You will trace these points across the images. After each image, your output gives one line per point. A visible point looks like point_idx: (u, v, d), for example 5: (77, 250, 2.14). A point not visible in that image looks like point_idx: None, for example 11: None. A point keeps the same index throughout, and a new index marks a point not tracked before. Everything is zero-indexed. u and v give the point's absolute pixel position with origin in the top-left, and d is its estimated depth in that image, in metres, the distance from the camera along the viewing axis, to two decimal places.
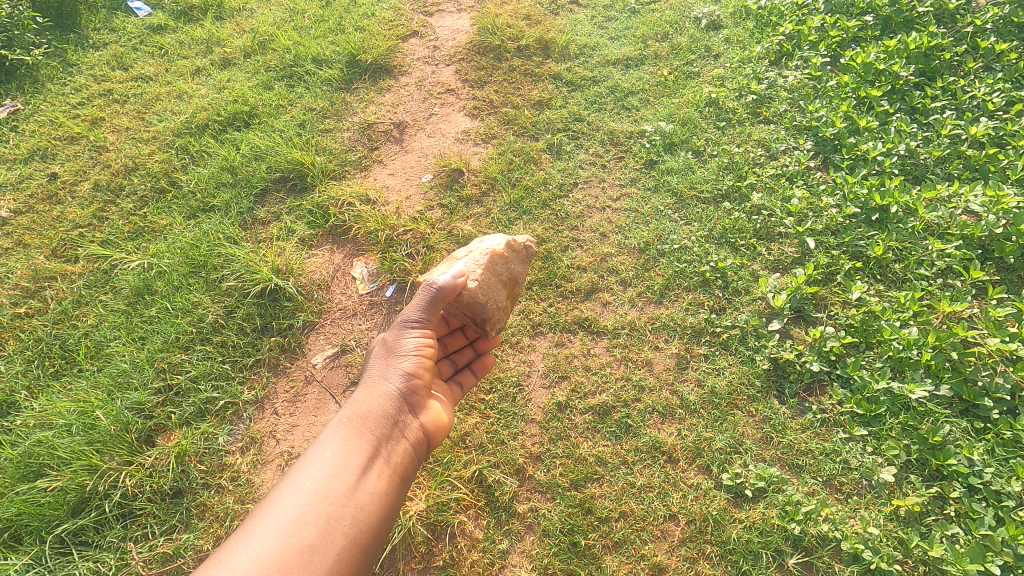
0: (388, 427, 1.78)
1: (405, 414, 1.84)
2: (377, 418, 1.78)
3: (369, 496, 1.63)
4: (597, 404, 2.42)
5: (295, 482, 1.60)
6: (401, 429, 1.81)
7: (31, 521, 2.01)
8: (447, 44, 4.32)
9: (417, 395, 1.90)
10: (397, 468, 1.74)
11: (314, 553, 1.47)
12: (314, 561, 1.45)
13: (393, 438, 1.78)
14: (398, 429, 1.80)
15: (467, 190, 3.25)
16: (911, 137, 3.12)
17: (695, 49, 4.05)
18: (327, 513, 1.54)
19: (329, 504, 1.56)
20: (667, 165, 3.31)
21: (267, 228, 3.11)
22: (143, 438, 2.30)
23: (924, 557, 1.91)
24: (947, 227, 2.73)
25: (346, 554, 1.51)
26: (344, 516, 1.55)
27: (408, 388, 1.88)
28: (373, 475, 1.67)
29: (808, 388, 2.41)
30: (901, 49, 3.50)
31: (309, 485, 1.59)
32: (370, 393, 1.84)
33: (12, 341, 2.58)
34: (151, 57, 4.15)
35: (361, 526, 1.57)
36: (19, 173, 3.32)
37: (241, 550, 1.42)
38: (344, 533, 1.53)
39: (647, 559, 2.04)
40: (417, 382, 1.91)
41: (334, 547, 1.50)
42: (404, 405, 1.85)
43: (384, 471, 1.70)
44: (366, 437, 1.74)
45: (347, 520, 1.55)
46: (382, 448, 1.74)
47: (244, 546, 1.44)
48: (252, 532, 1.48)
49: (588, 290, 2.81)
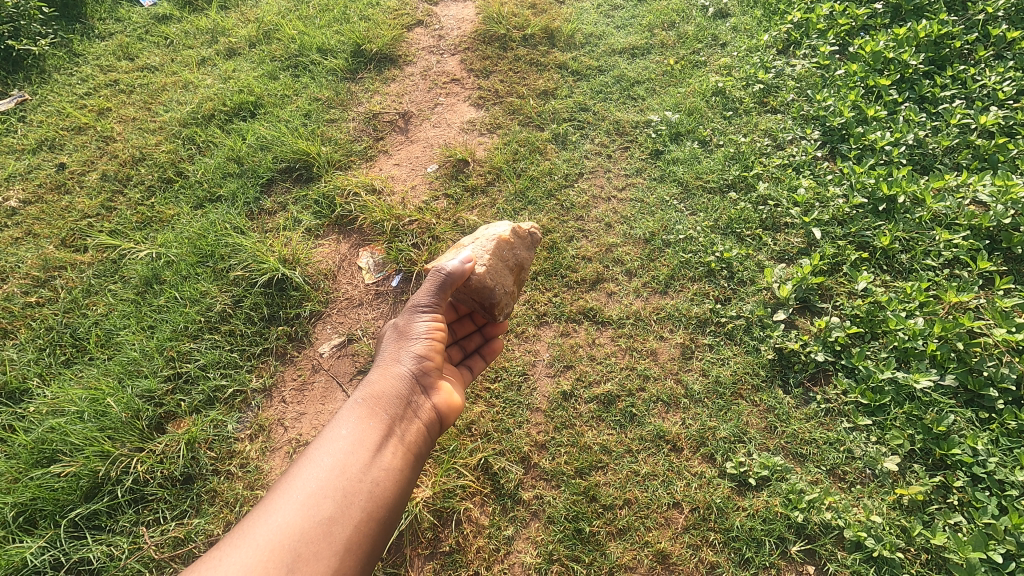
0: (401, 408, 1.80)
1: (417, 395, 1.86)
2: (391, 398, 1.80)
3: (384, 472, 1.65)
4: (601, 394, 2.44)
5: (313, 459, 1.62)
6: (414, 409, 1.83)
7: (45, 505, 2.05)
8: (453, 34, 4.30)
9: (428, 376, 1.91)
10: (411, 446, 1.76)
11: (333, 524, 1.49)
12: (333, 533, 1.48)
13: (407, 418, 1.80)
14: (410, 409, 1.82)
15: (472, 180, 3.26)
16: (920, 126, 3.09)
17: (702, 38, 4.02)
18: (345, 487, 1.57)
19: (347, 478, 1.58)
20: (673, 155, 3.30)
21: (274, 218, 3.13)
22: (153, 425, 2.33)
23: (926, 545, 1.93)
24: (954, 217, 2.72)
25: (363, 527, 1.54)
26: (360, 491, 1.58)
27: (420, 370, 1.90)
28: (388, 453, 1.69)
29: (813, 378, 2.42)
30: (911, 37, 3.46)
31: (326, 461, 1.61)
32: (384, 375, 1.86)
33: (24, 329, 2.61)
34: (157, 47, 4.15)
35: (377, 500, 1.59)
36: (27, 163, 3.34)
37: (262, 522, 1.46)
38: (361, 507, 1.56)
39: (651, 546, 2.06)
40: (428, 364, 1.92)
41: (352, 520, 1.53)
42: (416, 386, 1.87)
43: (398, 448, 1.72)
44: (380, 417, 1.76)
45: (364, 495, 1.58)
46: (396, 427, 1.75)
47: (266, 519, 1.47)
48: (273, 506, 1.51)
49: (593, 281, 2.82)
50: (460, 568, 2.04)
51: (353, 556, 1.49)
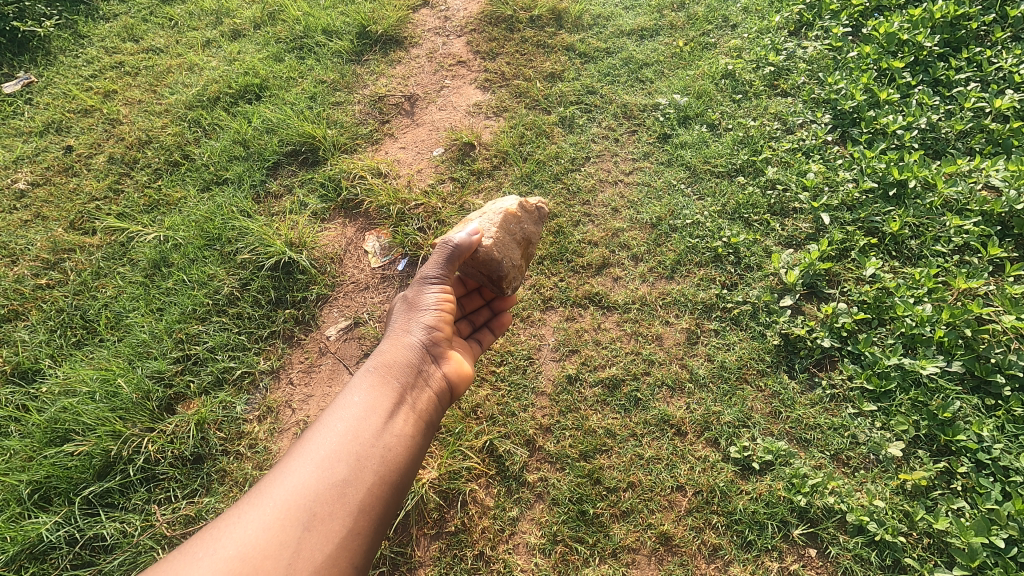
0: (412, 376, 1.82)
1: (428, 365, 1.88)
2: (402, 366, 1.82)
3: (397, 437, 1.67)
4: (606, 378, 2.44)
5: (327, 424, 1.65)
6: (425, 378, 1.85)
7: (59, 483, 2.09)
8: (459, 15, 4.24)
9: (439, 346, 1.94)
10: (422, 414, 1.78)
11: (346, 486, 1.52)
12: (347, 494, 1.51)
13: (418, 386, 1.82)
14: (421, 378, 1.84)
15: (478, 164, 3.24)
16: (933, 110, 3.05)
17: (712, 19, 3.96)
18: (358, 451, 1.59)
19: (360, 443, 1.60)
20: (681, 139, 3.27)
21: (280, 202, 3.13)
22: (163, 406, 2.37)
23: (929, 530, 1.95)
24: (965, 203, 2.69)
25: (376, 489, 1.56)
26: (373, 455, 1.60)
27: (430, 340, 1.92)
28: (400, 420, 1.71)
29: (819, 363, 2.42)
30: (926, 18, 3.39)
31: (339, 426, 1.63)
32: (394, 346, 1.88)
33: (35, 311, 2.65)
34: (161, 29, 4.12)
35: (390, 464, 1.62)
36: (34, 146, 3.35)
37: (278, 483, 1.50)
38: (374, 470, 1.58)
39: (654, 528, 2.08)
40: (438, 335, 1.94)
41: (365, 483, 1.55)
42: (426, 356, 1.89)
43: (409, 415, 1.74)
44: (391, 385, 1.77)
45: (377, 459, 1.60)
46: (407, 395, 1.78)
47: (282, 480, 1.51)
48: (289, 467, 1.55)
49: (599, 265, 2.81)
50: (466, 548, 2.07)
51: (367, 517, 1.52)
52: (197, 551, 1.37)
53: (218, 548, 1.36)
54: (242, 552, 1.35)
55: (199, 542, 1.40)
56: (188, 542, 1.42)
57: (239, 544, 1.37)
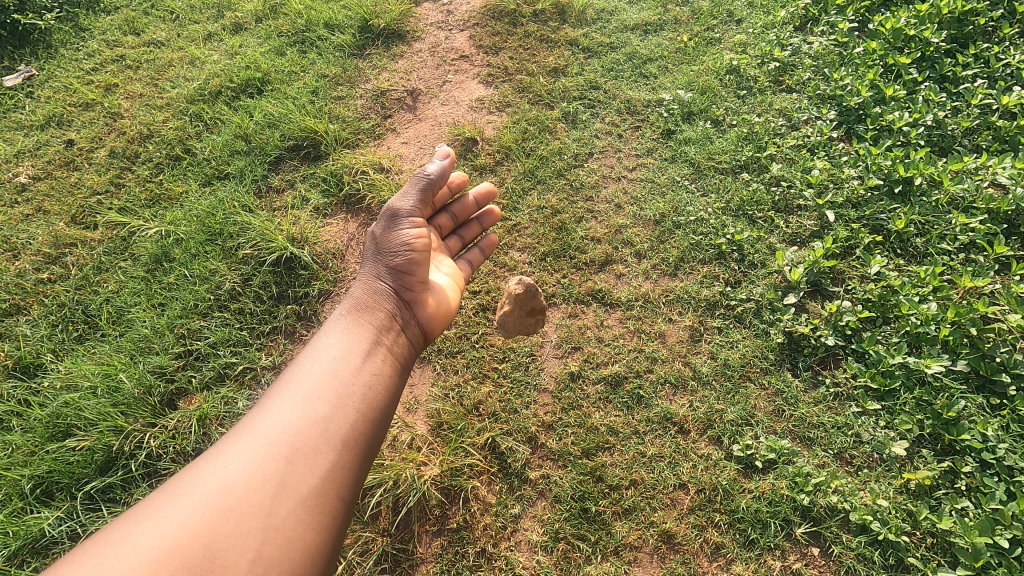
0: (387, 320, 1.86)
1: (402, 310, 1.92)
2: (377, 310, 1.86)
3: (375, 376, 1.70)
4: (609, 375, 2.44)
5: (305, 366, 1.68)
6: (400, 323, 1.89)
7: (61, 478, 2.09)
8: (462, 9, 4.21)
9: (413, 290, 1.96)
10: (399, 356, 1.82)
11: (329, 422, 1.54)
12: (330, 430, 1.53)
13: (393, 330, 1.86)
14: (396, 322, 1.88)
15: (481, 159, 3.23)
16: (939, 107, 3.02)
17: (717, 14, 3.92)
18: (338, 390, 1.61)
19: (339, 382, 1.63)
20: (685, 135, 3.25)
21: (282, 197, 3.12)
22: (165, 401, 2.36)
23: (933, 529, 1.94)
24: (972, 201, 2.67)
25: (360, 424, 1.58)
26: (353, 393, 1.62)
27: (404, 282, 1.95)
28: (377, 360, 1.74)
29: (822, 362, 2.41)
30: (933, 14, 3.36)
31: (316, 368, 1.66)
32: (367, 292, 1.90)
33: (37, 305, 2.64)
34: (162, 22, 4.10)
35: (372, 401, 1.64)
36: (36, 139, 3.34)
37: (260, 422, 1.53)
38: (356, 407, 1.60)
39: (656, 526, 2.08)
40: (413, 276, 1.96)
41: (348, 418, 1.57)
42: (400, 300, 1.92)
43: (387, 357, 1.78)
44: (366, 330, 1.81)
45: (358, 396, 1.62)
46: (383, 338, 1.81)
47: (263, 420, 1.54)
48: (271, 407, 1.58)
49: (602, 262, 2.80)
50: (467, 545, 2.07)
51: (353, 451, 1.54)
52: (181, 489, 1.42)
53: (202, 486, 1.41)
54: (225, 488, 1.40)
55: (184, 480, 1.45)
56: (173, 480, 1.45)
57: (223, 481, 1.42)
